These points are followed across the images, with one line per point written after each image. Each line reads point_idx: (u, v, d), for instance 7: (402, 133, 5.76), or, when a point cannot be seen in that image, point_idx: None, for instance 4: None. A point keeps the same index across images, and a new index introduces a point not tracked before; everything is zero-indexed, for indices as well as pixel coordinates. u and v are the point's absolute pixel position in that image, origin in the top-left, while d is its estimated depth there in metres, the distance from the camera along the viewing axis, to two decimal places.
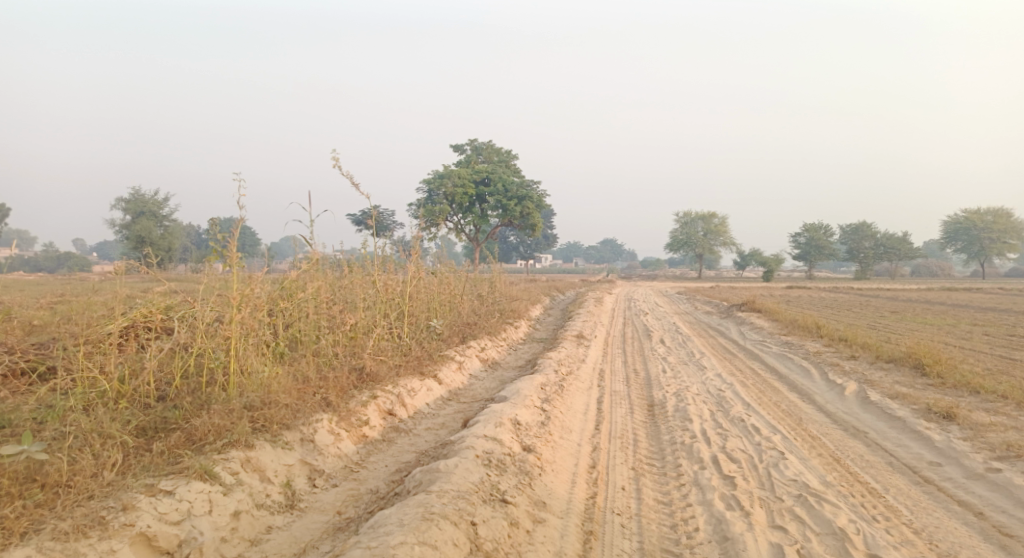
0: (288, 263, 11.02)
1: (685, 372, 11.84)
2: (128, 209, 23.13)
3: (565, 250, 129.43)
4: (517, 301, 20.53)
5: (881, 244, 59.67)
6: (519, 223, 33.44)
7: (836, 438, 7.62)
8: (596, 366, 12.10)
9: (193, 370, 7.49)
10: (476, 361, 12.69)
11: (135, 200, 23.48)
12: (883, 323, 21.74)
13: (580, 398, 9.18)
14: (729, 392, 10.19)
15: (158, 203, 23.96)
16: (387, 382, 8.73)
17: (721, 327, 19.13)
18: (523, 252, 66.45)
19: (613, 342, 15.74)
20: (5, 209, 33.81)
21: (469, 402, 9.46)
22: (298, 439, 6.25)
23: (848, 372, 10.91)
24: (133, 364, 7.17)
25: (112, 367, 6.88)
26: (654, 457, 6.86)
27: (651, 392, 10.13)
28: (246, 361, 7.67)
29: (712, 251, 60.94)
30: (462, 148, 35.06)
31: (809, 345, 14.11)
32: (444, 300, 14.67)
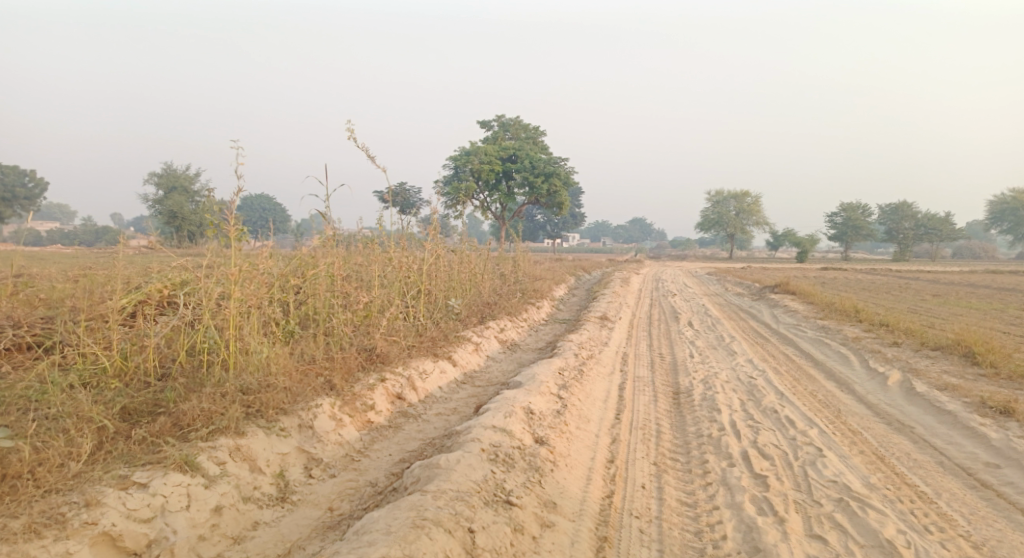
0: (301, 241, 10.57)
1: (715, 356, 11.28)
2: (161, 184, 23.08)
3: (593, 229, 128.34)
4: (541, 281, 20.01)
5: (921, 225, 57.89)
6: (545, 201, 32.80)
7: (879, 433, 7.05)
8: (620, 349, 11.58)
9: (198, 348, 7.11)
10: (495, 342, 12.22)
11: (168, 175, 23.43)
12: (925, 307, 20.80)
13: (601, 384, 8.68)
14: (761, 380, 9.62)
15: (190, 179, 23.83)
16: (397, 364, 8.28)
17: (753, 309, 18.43)
18: (551, 231, 65.69)
19: (639, 324, 15.19)
20: (42, 183, 33.57)
21: (484, 386, 9.01)
22: (296, 425, 5.83)
23: (890, 361, 10.26)
24: (136, 341, 6.80)
25: (114, 343, 6.53)
26: (678, 452, 6.35)
27: (677, 378, 9.59)
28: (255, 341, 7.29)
29: (745, 231, 59.63)
30: (489, 123, 34.41)
31: (847, 330, 13.41)
32: (464, 279, 14.21)
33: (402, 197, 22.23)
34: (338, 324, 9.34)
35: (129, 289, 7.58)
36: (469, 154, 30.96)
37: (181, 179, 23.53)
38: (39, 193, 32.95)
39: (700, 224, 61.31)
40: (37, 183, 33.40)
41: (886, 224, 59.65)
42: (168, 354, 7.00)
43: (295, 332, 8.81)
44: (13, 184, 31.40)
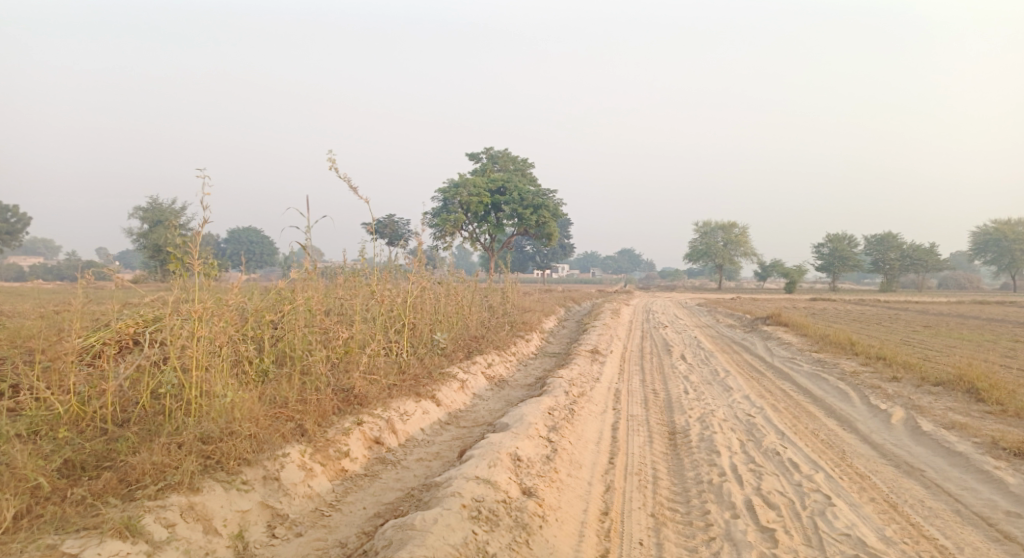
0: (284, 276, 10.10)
1: (710, 393, 10.85)
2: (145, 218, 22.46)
3: (581, 260, 128.38)
4: (530, 313, 19.57)
5: (908, 255, 58.10)
6: (534, 233, 32.48)
7: (889, 477, 6.65)
8: (612, 385, 11.13)
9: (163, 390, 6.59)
10: (482, 379, 11.74)
11: (153, 209, 22.83)
12: (919, 339, 20.47)
13: (593, 424, 8.22)
14: (760, 418, 9.19)
15: (175, 213, 23.29)
16: (377, 405, 7.79)
17: (746, 342, 18.01)
18: (540, 262, 65.43)
19: (630, 358, 14.76)
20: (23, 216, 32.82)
21: (470, 427, 8.54)
22: (260, 478, 5.34)
23: (892, 397, 9.86)
24: (95, 384, 6.29)
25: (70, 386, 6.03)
26: (677, 501, 5.90)
27: (672, 417, 9.15)
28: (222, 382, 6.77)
29: (733, 261, 59.59)
30: (477, 156, 34.27)
31: (844, 363, 13.03)
32: (450, 312, 13.76)
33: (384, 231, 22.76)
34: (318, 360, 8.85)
35: (92, 327, 7.08)
36: (457, 185, 30.72)
37: (165, 213, 22.98)
38: (22, 229, 32.24)
39: (688, 255, 61.22)
40: (20, 217, 32.70)
41: (873, 254, 59.77)
42: (129, 398, 6.48)
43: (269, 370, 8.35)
44: None
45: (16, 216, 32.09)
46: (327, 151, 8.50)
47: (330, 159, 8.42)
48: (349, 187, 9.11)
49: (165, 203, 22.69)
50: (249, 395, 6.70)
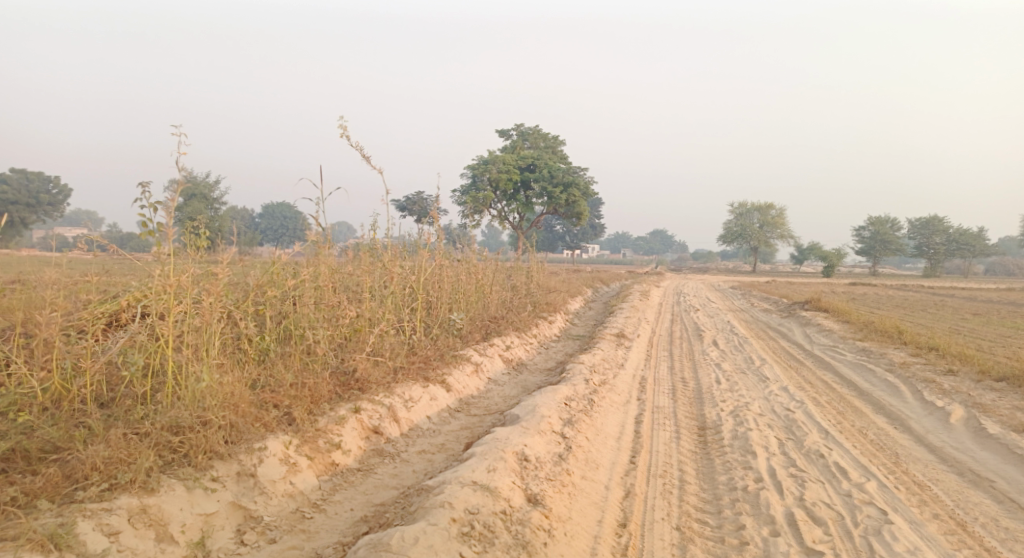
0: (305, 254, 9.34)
1: (744, 382, 10.06)
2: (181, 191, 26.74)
3: (613, 240, 127.03)
4: (555, 293, 18.84)
5: (953, 240, 56.00)
6: (564, 211, 31.61)
7: (953, 488, 5.88)
8: (637, 372, 10.37)
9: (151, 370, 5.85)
10: (499, 362, 11.09)
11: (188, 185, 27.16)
12: (968, 328, 19.29)
13: (615, 417, 7.49)
14: (800, 413, 8.39)
15: (207, 188, 27.86)
16: (379, 390, 7.15)
17: (782, 328, 17.08)
18: (571, 242, 64.56)
19: (659, 342, 13.97)
20: (65, 189, 33.26)
21: (480, 416, 7.87)
22: (234, 474, 4.73)
23: (948, 393, 8.99)
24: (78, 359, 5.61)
25: (47, 361, 5.34)
26: (708, 510, 5.18)
27: (703, 409, 8.39)
28: (214, 361, 6.12)
29: (769, 244, 58.02)
30: (508, 132, 33.43)
31: (890, 354, 12.12)
32: (469, 291, 13.05)
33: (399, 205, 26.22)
34: (323, 339, 8.22)
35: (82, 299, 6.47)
36: (487, 162, 29.96)
37: (198, 189, 27.34)
38: (64, 200, 32.18)
39: (723, 236, 59.74)
40: (60, 189, 32.66)
41: (916, 239, 57.67)
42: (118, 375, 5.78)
43: (272, 350, 7.77)
44: (36, 190, 30.85)
45: (57, 188, 31.93)
46: (340, 117, 7.98)
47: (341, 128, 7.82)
48: (363, 157, 8.52)
49: (199, 182, 26.96)
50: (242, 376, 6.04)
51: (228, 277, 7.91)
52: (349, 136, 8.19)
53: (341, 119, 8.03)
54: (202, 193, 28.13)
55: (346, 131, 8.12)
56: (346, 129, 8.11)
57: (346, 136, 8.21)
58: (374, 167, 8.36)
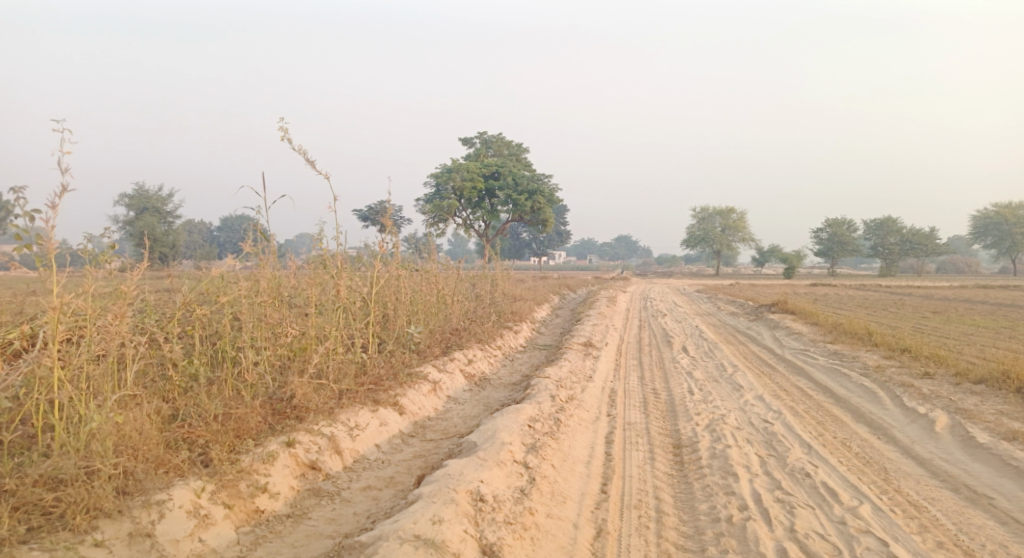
0: (246, 261, 8.60)
1: (718, 392, 9.53)
2: (134, 205, 26.31)
3: (578, 247, 127.12)
4: (520, 301, 18.19)
5: (908, 240, 56.94)
6: (529, 219, 31.03)
7: (951, 507, 5.39)
8: (606, 385, 9.74)
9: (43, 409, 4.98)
10: (459, 377, 10.38)
11: (140, 198, 26.74)
12: (931, 327, 19.13)
13: (583, 438, 6.86)
14: (779, 424, 7.87)
15: (161, 200, 27.09)
16: (319, 419, 6.44)
17: (751, 332, 16.64)
18: (536, 249, 64.19)
19: (628, 351, 13.40)
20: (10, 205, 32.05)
21: (436, 442, 7.19)
22: (124, 536, 4.43)
23: (929, 399, 8.54)
24: None
25: None
26: (691, 549, 4.59)
27: (677, 424, 7.80)
28: (125, 391, 5.49)
29: (731, 247, 58.28)
30: (470, 140, 32.80)
31: (864, 357, 11.72)
32: (428, 302, 12.32)
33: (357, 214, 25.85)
34: (263, 360, 7.51)
35: None
36: (450, 170, 29.28)
37: (152, 201, 26.99)
38: None
39: (686, 240, 59.85)
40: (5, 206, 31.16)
41: (873, 239, 58.45)
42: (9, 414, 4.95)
43: (206, 376, 7.07)
44: None
45: None
46: (279, 118, 7.41)
47: (281, 131, 7.41)
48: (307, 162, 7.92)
49: (152, 193, 26.52)
50: (155, 405, 5.43)
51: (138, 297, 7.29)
52: (292, 139, 7.52)
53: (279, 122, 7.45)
54: (156, 207, 27.09)
55: (288, 134, 7.48)
56: (287, 131, 7.48)
57: (286, 138, 7.52)
58: (320, 172, 7.77)
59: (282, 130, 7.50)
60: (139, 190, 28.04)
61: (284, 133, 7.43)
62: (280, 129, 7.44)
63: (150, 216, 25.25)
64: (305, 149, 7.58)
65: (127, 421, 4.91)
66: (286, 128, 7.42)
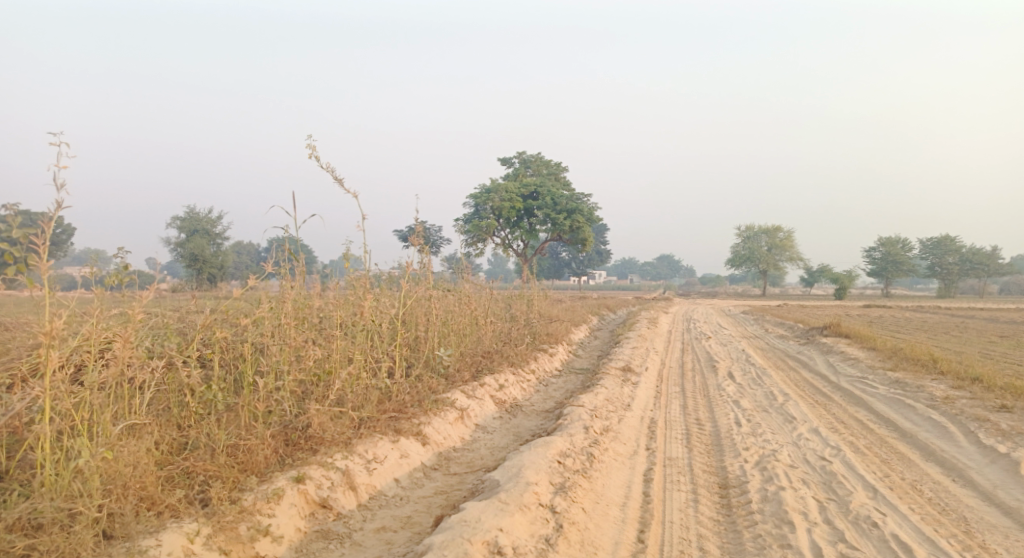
0: (271, 283, 8.19)
1: (768, 423, 8.81)
2: (183, 227, 26.79)
3: (620, 267, 125.89)
4: (558, 323, 17.61)
5: (966, 260, 54.62)
6: (569, 238, 30.49)
7: None
8: (646, 414, 9.11)
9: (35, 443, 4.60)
10: (490, 403, 9.86)
11: (190, 219, 27.19)
12: (999, 353, 17.88)
13: (620, 475, 6.27)
14: (838, 462, 7.15)
15: (211, 223, 27.54)
16: (334, 450, 5.96)
17: (802, 357, 15.72)
18: (578, 269, 63.53)
19: (670, 376, 12.72)
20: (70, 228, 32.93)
21: (461, 477, 6.64)
22: None
23: (1008, 436, 7.72)
24: None
25: None
26: None
27: (723, 460, 7.14)
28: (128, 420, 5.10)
29: (779, 267, 56.67)
30: (511, 160, 32.51)
31: (928, 386, 10.83)
32: (460, 324, 11.84)
33: (397, 234, 25.69)
34: (287, 386, 7.10)
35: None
36: (490, 190, 28.97)
37: (202, 223, 27.41)
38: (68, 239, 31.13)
39: (731, 260, 58.51)
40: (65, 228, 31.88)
41: (928, 259, 56.22)
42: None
43: (226, 401, 6.68)
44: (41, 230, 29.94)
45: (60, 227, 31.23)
46: (307, 136, 7.17)
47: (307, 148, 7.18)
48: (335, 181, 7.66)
49: (202, 214, 26.98)
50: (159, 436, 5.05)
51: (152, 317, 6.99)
52: (320, 157, 7.32)
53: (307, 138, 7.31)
54: (205, 228, 27.37)
55: (316, 152, 7.29)
56: (316, 149, 7.28)
57: (314, 156, 7.29)
58: (349, 191, 7.54)
59: (310, 148, 7.27)
60: (188, 212, 28.45)
61: (311, 153, 7.19)
62: (307, 146, 7.21)
63: (198, 237, 25.53)
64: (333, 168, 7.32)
65: (117, 457, 4.53)
66: (315, 145, 7.22)
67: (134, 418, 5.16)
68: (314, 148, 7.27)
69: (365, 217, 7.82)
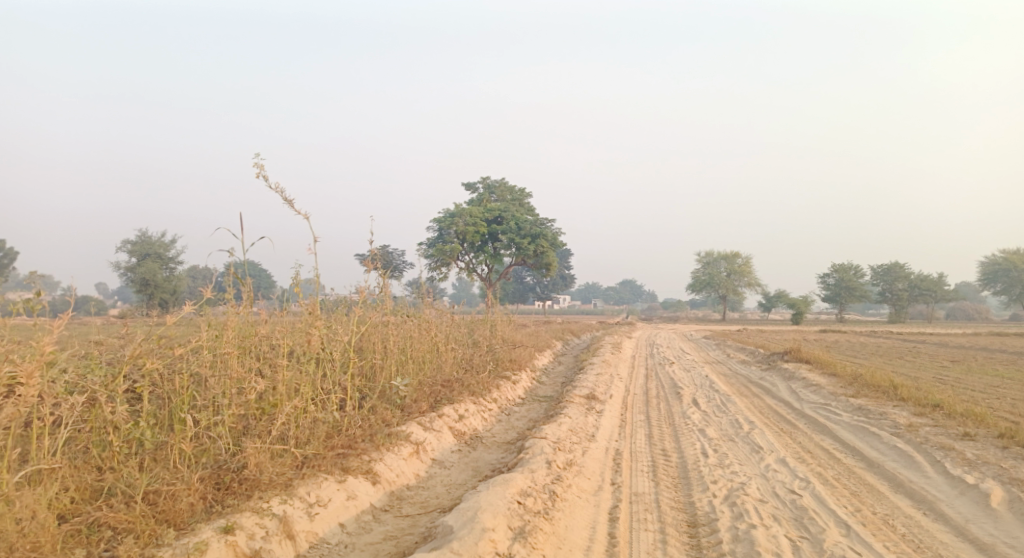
0: (210, 310, 7.68)
1: (735, 454, 8.52)
2: (135, 251, 25.86)
3: (582, 292, 126.29)
4: (521, 349, 17.21)
5: (917, 286, 55.91)
6: (532, 263, 30.23)
7: None
8: (610, 445, 8.76)
9: None
10: (448, 435, 9.40)
11: (142, 243, 26.28)
12: (955, 377, 18.01)
13: (583, 514, 5.91)
14: (807, 495, 6.89)
15: (164, 247, 26.64)
16: (272, 494, 5.58)
17: (765, 383, 15.56)
18: (540, 294, 63.32)
19: (634, 404, 12.40)
20: (14, 252, 31.54)
21: (413, 519, 6.22)
22: None
23: (976, 466, 7.56)
24: None
25: None
26: None
27: (690, 495, 6.82)
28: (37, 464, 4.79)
29: (738, 292, 57.25)
30: (474, 185, 32.25)
31: (892, 413, 10.70)
32: (419, 351, 11.36)
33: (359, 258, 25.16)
34: (225, 423, 6.62)
35: None
36: (453, 214, 28.62)
37: (154, 247, 26.49)
38: (11, 263, 29.74)
39: (692, 286, 58.95)
40: (8, 252, 30.54)
41: (881, 284, 57.42)
42: None
43: (156, 439, 6.20)
44: None
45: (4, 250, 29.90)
46: (256, 154, 6.89)
47: (255, 165, 6.90)
48: (284, 200, 7.28)
49: (155, 238, 26.09)
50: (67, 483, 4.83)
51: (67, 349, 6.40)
52: (268, 175, 7.03)
53: (255, 157, 7.00)
54: (158, 252, 26.38)
55: (264, 170, 7.00)
56: (264, 166, 6.96)
57: (262, 174, 7.02)
58: (298, 211, 7.24)
59: (258, 165, 6.95)
60: (140, 235, 27.48)
61: (258, 170, 6.91)
62: (256, 165, 6.92)
63: (151, 260, 24.53)
64: (282, 187, 7.09)
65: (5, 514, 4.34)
66: (263, 163, 6.88)
67: (43, 463, 4.77)
68: (262, 165, 6.97)
69: (316, 239, 7.46)
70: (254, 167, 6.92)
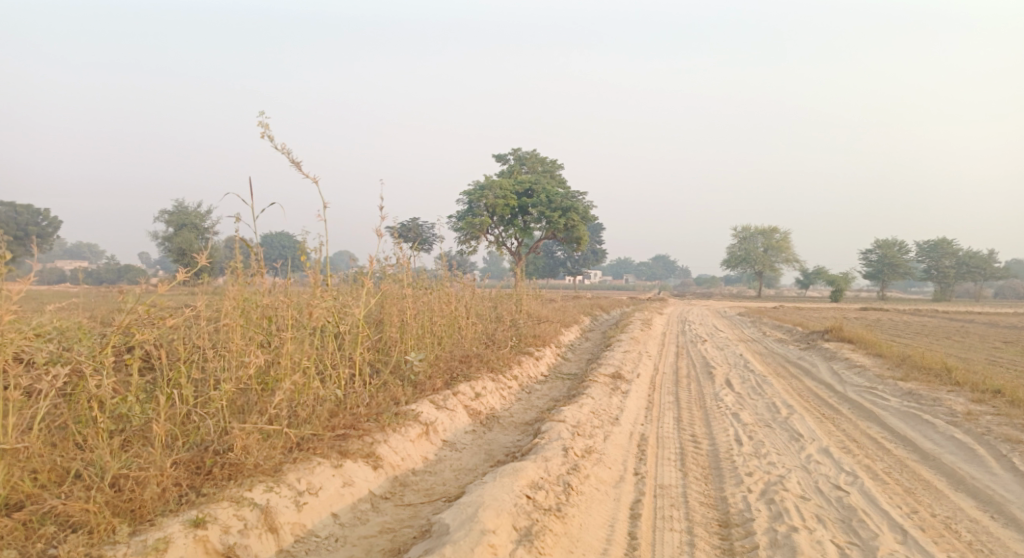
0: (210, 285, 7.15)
1: (773, 442, 7.80)
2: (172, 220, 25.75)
3: (616, 267, 124.93)
4: (548, 323, 16.57)
5: (963, 263, 53.77)
6: (562, 237, 29.45)
7: None
8: (635, 430, 8.11)
9: None
10: (463, 414, 8.82)
11: (179, 213, 26.12)
12: (1007, 359, 16.91)
13: (601, 510, 5.29)
14: (855, 492, 6.17)
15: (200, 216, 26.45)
16: (255, 481, 5.07)
17: (804, 364, 14.71)
18: (573, 268, 62.47)
19: (663, 384, 11.71)
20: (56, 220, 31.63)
21: (415, 509, 5.65)
22: None
23: None
24: None
25: None
26: None
27: (722, 489, 6.14)
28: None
29: (775, 268, 55.78)
30: (504, 157, 31.49)
31: (946, 399, 9.84)
32: (437, 326, 10.79)
33: None
34: (220, 399, 6.09)
35: None
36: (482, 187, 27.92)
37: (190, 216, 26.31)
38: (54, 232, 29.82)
39: (727, 261, 57.56)
40: (51, 220, 30.62)
41: (926, 262, 55.36)
42: None
43: (143, 414, 5.70)
44: (27, 221, 28.48)
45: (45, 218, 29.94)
46: (259, 112, 6.25)
47: (258, 123, 6.29)
48: (292, 164, 6.70)
49: (191, 208, 25.90)
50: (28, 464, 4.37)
51: (44, 314, 5.87)
52: (271, 136, 6.36)
53: (259, 116, 6.40)
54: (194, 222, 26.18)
55: (268, 130, 6.35)
56: (267, 125, 6.33)
57: (265, 134, 6.38)
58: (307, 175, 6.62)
59: (261, 125, 6.34)
60: (176, 204, 27.29)
61: (261, 131, 6.28)
62: (259, 123, 6.30)
63: (187, 230, 24.41)
64: (288, 148, 6.41)
65: None
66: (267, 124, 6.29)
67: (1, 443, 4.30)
68: (266, 125, 6.35)
69: (325, 206, 6.83)
70: (258, 126, 6.24)
